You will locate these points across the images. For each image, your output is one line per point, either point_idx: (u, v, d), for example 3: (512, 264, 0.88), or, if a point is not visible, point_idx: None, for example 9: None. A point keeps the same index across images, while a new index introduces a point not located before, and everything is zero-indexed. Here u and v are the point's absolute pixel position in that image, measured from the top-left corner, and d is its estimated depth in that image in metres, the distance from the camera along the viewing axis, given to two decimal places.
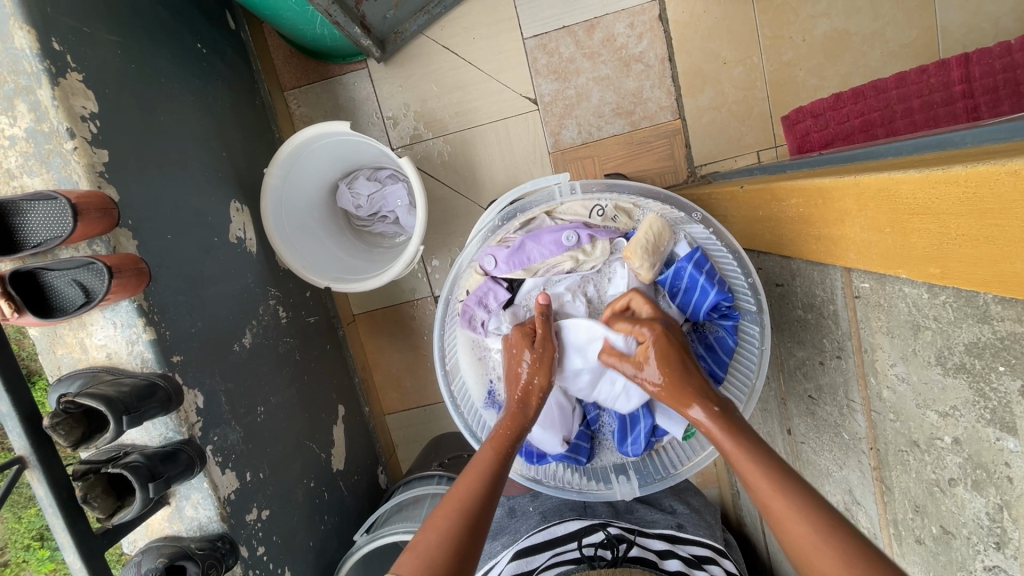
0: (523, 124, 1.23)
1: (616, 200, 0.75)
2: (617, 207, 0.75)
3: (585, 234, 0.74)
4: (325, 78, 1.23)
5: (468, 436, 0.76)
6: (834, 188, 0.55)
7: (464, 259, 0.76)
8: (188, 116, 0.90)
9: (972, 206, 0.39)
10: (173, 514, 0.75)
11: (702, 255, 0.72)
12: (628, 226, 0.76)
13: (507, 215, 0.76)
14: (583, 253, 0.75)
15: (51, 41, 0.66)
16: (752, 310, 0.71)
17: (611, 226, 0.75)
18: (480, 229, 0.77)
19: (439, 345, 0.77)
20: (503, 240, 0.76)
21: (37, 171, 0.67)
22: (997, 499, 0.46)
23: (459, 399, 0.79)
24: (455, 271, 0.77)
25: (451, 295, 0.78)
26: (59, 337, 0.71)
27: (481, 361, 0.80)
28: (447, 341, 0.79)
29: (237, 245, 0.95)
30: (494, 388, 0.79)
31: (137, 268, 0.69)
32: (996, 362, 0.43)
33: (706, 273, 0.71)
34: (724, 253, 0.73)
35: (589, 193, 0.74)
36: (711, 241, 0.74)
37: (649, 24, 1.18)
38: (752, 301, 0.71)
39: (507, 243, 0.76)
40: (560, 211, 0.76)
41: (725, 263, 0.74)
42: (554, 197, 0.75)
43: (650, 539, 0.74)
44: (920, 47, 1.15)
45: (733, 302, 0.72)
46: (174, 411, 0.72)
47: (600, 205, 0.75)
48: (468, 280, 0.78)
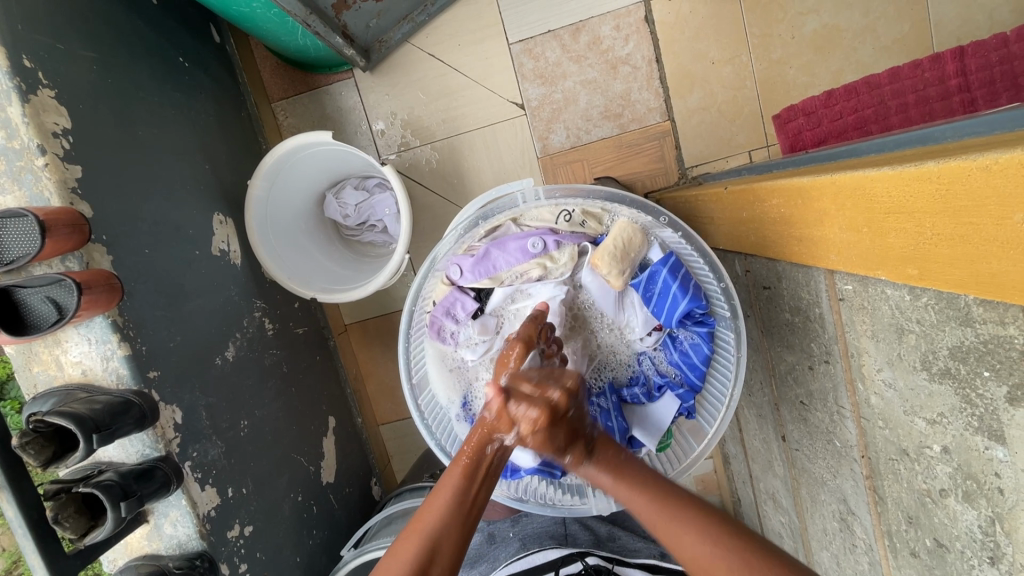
0: (511, 129, 1.22)
1: (583, 205, 0.73)
2: (585, 212, 0.74)
3: (552, 240, 0.74)
4: (311, 89, 1.23)
5: (436, 450, 0.73)
6: (813, 188, 0.53)
7: (429, 267, 0.75)
8: (168, 129, 0.89)
9: (946, 204, 0.37)
10: (152, 532, 0.74)
11: (676, 260, 0.70)
12: (598, 231, 0.75)
13: (472, 223, 0.75)
14: (551, 260, 0.74)
15: (22, 58, 0.66)
16: (726, 316, 0.69)
17: (579, 232, 0.75)
18: (447, 236, 0.76)
19: (403, 356, 0.75)
20: (469, 249, 0.75)
21: (8, 188, 0.66)
22: (989, 511, 0.44)
23: (427, 411, 0.76)
24: (420, 279, 0.76)
25: (417, 305, 0.77)
26: (34, 354, 0.70)
27: (452, 372, 0.77)
28: (413, 351, 0.77)
29: (220, 257, 0.95)
30: (466, 400, 0.76)
31: (110, 283, 0.69)
32: (981, 367, 0.41)
33: (680, 279, 0.69)
34: (696, 257, 0.71)
35: (553, 199, 0.73)
36: (682, 245, 0.72)
37: (635, 26, 1.16)
38: (726, 306, 0.69)
39: (473, 251, 0.75)
40: (526, 218, 0.75)
41: (698, 269, 0.72)
42: (518, 202, 0.74)
43: (628, 567, 0.71)
44: (914, 42, 1.12)
45: (706, 308, 0.70)
46: (150, 427, 0.71)
47: (567, 210, 0.73)
48: (435, 289, 0.77)
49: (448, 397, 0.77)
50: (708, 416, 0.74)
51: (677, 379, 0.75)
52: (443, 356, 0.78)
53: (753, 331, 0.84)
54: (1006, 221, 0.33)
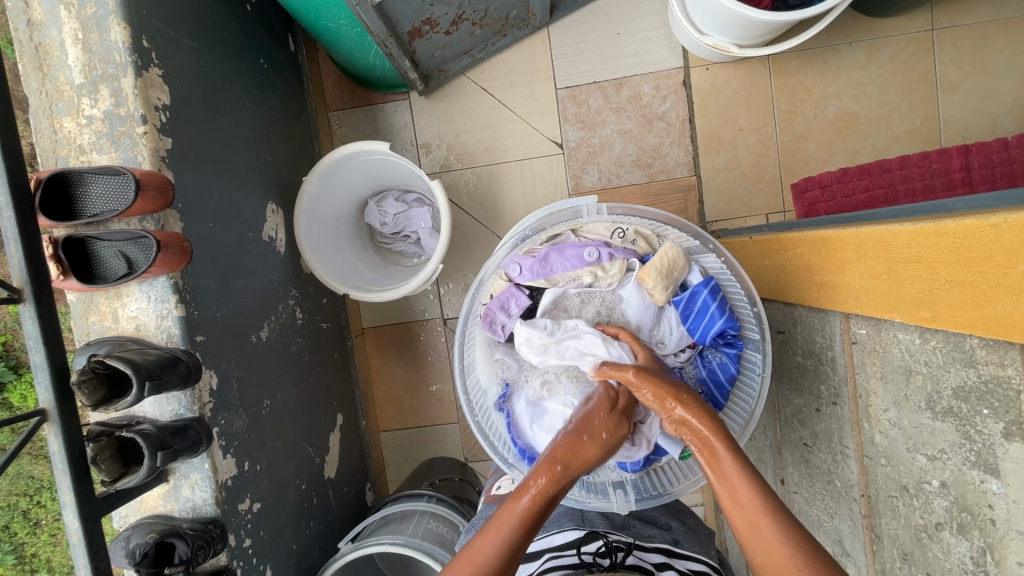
0: (547, 165, 1.31)
1: (637, 225, 0.79)
2: (638, 232, 0.80)
3: (605, 252, 0.79)
4: (368, 104, 1.32)
5: (480, 438, 0.78)
6: (837, 239, 0.60)
7: (491, 264, 0.79)
8: (244, 120, 0.97)
9: (960, 255, 0.43)
10: (169, 493, 0.76)
11: (716, 284, 0.76)
12: (646, 251, 0.80)
13: (535, 227, 0.79)
14: (602, 270, 0.79)
15: (142, 38, 0.74)
16: (756, 338, 0.75)
17: (629, 248, 0.80)
18: (508, 239, 0.80)
19: (458, 344, 0.79)
20: (530, 250, 0.80)
21: (106, 149, 0.74)
22: (980, 542, 0.48)
23: (472, 399, 0.80)
24: (480, 274, 0.80)
25: (475, 297, 0.81)
26: (94, 304, 0.75)
27: (496, 362, 0.83)
28: (466, 341, 0.80)
29: (268, 244, 1.00)
30: (506, 390, 0.83)
31: (182, 246, 0.74)
32: (981, 406, 0.46)
33: (718, 301, 0.75)
34: (734, 283, 0.76)
35: (614, 216, 0.78)
36: (723, 272, 0.78)
37: (673, 88, 1.27)
38: (756, 329, 0.75)
39: (533, 253, 0.80)
40: (585, 230, 0.80)
41: (734, 295, 0.77)
42: (581, 214, 0.78)
43: (649, 551, 0.68)
44: (924, 134, 1.23)
45: (738, 331, 0.76)
46: (190, 388, 0.74)
47: (622, 228, 0.79)
48: (492, 285, 0.81)
49: (488, 382, 0.82)
50: (728, 431, 0.78)
51: (702, 395, 0.78)
52: (492, 346, 0.83)
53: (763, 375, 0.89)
54: (1011, 269, 0.39)
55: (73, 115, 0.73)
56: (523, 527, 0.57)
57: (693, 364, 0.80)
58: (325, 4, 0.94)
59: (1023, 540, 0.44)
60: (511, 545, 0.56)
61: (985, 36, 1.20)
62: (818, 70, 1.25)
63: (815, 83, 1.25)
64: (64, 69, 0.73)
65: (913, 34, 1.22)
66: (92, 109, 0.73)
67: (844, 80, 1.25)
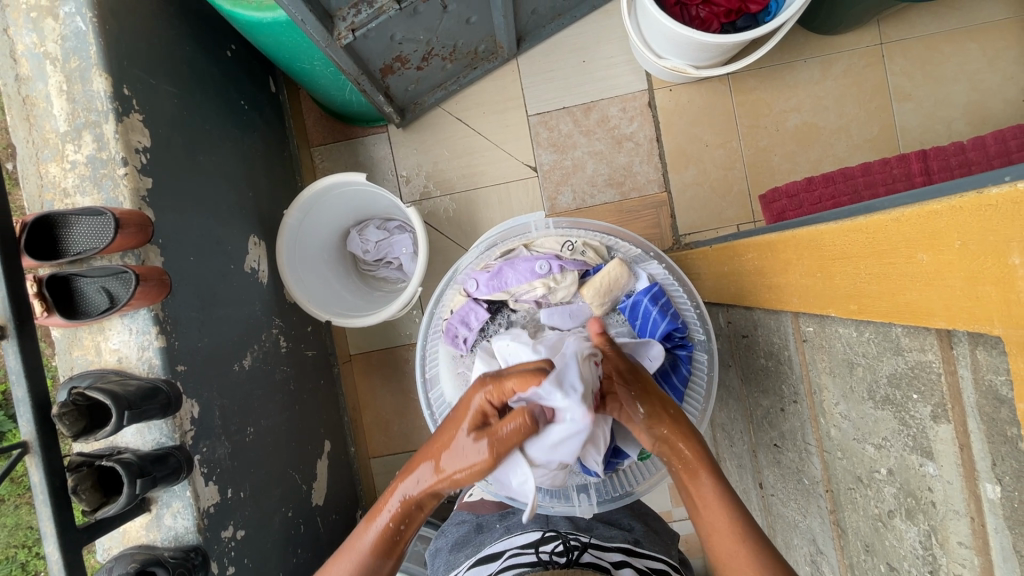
0: (524, 187, 1.36)
1: (585, 237, 0.82)
2: (587, 244, 0.82)
3: (556, 264, 0.80)
4: (348, 138, 1.38)
5: None
6: (779, 243, 0.64)
7: (449, 278, 0.83)
8: (225, 159, 1.01)
9: (872, 248, 0.47)
10: (152, 522, 0.78)
11: (659, 290, 0.77)
12: (596, 261, 0.82)
13: (490, 244, 0.84)
14: (555, 280, 0.80)
15: (123, 87, 0.79)
16: (702, 339, 0.78)
17: (579, 260, 0.81)
18: (467, 255, 0.84)
19: (419, 355, 0.83)
20: (485, 266, 0.83)
21: (89, 191, 0.78)
22: (926, 526, 0.49)
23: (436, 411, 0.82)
24: (440, 288, 0.84)
25: (435, 311, 0.85)
26: (78, 339, 0.78)
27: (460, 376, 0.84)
28: (428, 353, 0.84)
29: (251, 274, 1.03)
30: None
31: (161, 279, 0.77)
32: (911, 391, 0.48)
33: (660, 307, 0.76)
34: (677, 288, 0.79)
35: (561, 229, 0.83)
36: (669, 278, 0.80)
37: (640, 110, 1.33)
38: (701, 330, 0.78)
39: (488, 268, 0.83)
40: (536, 245, 0.83)
41: (678, 298, 0.80)
42: (530, 229, 0.84)
43: (607, 552, 0.67)
44: (883, 142, 1.28)
45: (685, 333, 0.76)
46: (171, 417, 0.77)
47: (571, 241, 0.82)
48: (452, 300, 0.85)
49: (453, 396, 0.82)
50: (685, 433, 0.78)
51: None
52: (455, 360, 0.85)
53: (734, 379, 0.91)
54: (913, 258, 0.42)
55: (57, 160, 0.78)
56: None
57: None
58: (298, 47, 1.00)
59: (961, 519, 0.45)
60: None
61: (932, 48, 1.26)
62: (776, 86, 1.31)
63: (774, 98, 1.31)
64: (49, 118, 0.77)
65: (864, 49, 1.28)
66: (76, 154, 0.77)
67: (802, 94, 1.30)
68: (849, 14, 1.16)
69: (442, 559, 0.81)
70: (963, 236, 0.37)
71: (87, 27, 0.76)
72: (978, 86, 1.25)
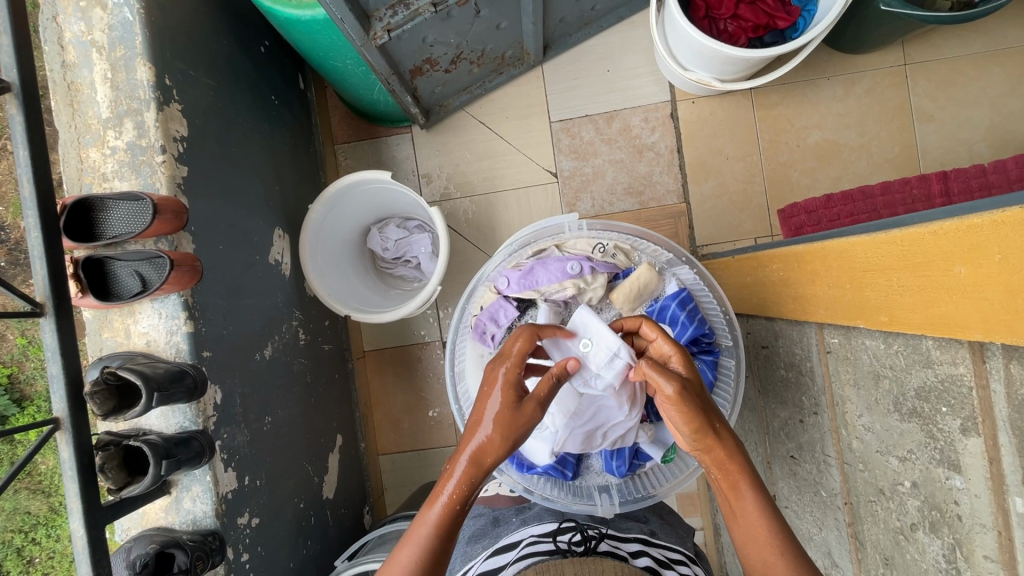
0: (543, 192, 1.37)
1: (616, 240, 0.83)
2: (617, 247, 0.83)
3: (588, 266, 0.80)
4: (372, 137, 1.39)
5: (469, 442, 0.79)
6: (806, 254, 0.65)
7: (481, 276, 0.84)
8: (255, 151, 1.03)
9: (907, 260, 0.47)
10: (171, 505, 0.79)
11: (687, 295, 0.77)
12: (625, 265, 0.83)
13: (522, 243, 0.85)
14: (585, 282, 0.80)
15: (165, 77, 0.81)
16: (729, 344, 0.78)
17: (610, 262, 0.82)
18: (499, 252, 0.85)
19: (449, 350, 0.84)
20: (517, 264, 0.84)
21: (127, 176, 0.80)
22: (950, 539, 0.50)
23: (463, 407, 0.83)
24: (471, 286, 0.85)
25: (465, 308, 0.86)
26: (108, 321, 0.79)
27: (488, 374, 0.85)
28: (457, 349, 0.85)
29: (275, 266, 1.04)
30: None
31: (193, 265, 0.79)
32: (940, 404, 0.49)
33: (688, 312, 0.76)
34: (707, 294, 0.80)
35: (593, 231, 0.84)
36: (698, 284, 0.81)
37: (661, 120, 1.34)
38: (729, 336, 0.78)
39: (520, 267, 0.83)
40: (568, 245, 0.84)
41: (707, 304, 0.80)
42: (564, 230, 0.84)
43: (625, 542, 0.68)
44: (904, 161, 1.29)
45: (712, 338, 0.77)
46: (196, 401, 0.78)
47: (602, 243, 0.83)
48: (482, 296, 0.86)
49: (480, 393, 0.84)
50: None
51: None
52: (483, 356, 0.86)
53: (751, 390, 0.91)
54: (950, 272, 0.43)
55: (98, 145, 0.80)
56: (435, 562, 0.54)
57: None
58: (333, 46, 1.02)
59: (987, 533, 0.46)
60: (430, 555, 0.54)
61: (956, 70, 1.27)
62: (798, 103, 1.32)
63: (796, 114, 1.32)
64: (92, 105, 0.80)
65: (887, 69, 1.29)
66: (116, 140, 0.79)
67: (824, 111, 1.31)
68: (874, 33, 1.17)
69: (457, 550, 0.81)
70: (1004, 250, 0.38)
71: (134, 18, 0.79)
72: (1001, 110, 1.26)
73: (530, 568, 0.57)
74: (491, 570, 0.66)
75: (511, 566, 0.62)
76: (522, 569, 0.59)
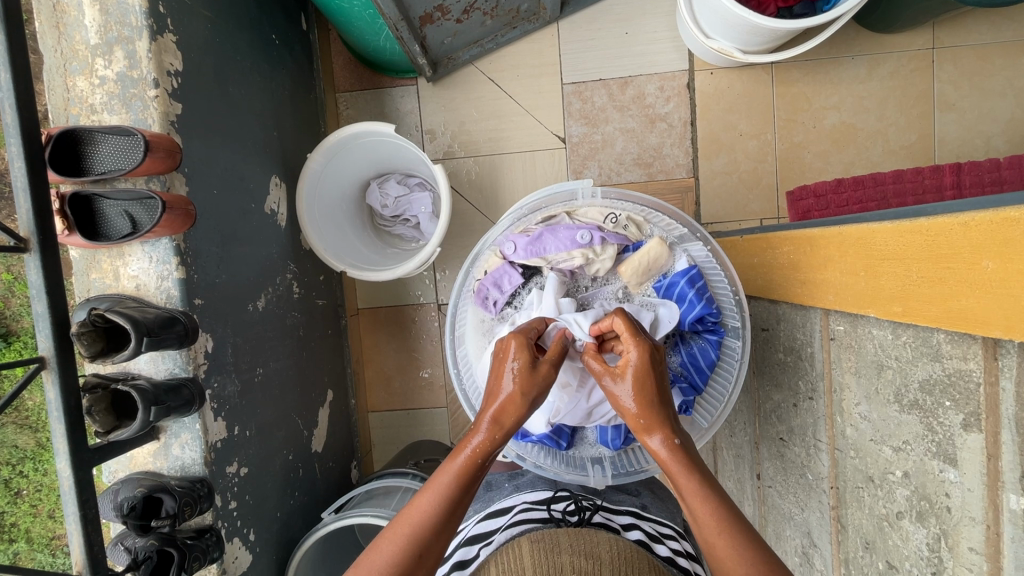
0: (550, 157, 1.33)
1: (629, 211, 0.81)
2: (630, 218, 0.80)
3: (598, 236, 0.79)
4: (376, 87, 1.34)
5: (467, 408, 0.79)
6: (821, 238, 0.63)
7: (486, 241, 0.82)
8: (254, 93, 0.98)
9: (930, 251, 0.46)
10: (160, 450, 0.78)
11: (697, 273, 0.76)
12: (637, 237, 0.81)
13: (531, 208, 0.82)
14: (593, 252, 0.79)
15: (159, 4, 0.76)
16: (736, 326, 0.76)
17: (621, 234, 0.80)
18: (506, 216, 0.83)
19: (450, 314, 0.82)
20: (525, 230, 0.82)
21: (117, 110, 0.75)
22: (936, 529, 0.50)
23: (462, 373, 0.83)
24: (476, 250, 0.83)
25: (469, 272, 0.83)
26: (97, 261, 0.77)
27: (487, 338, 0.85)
28: (458, 313, 0.83)
29: (270, 216, 1.01)
30: None
31: (186, 209, 0.75)
32: (944, 398, 0.48)
33: (697, 289, 0.75)
34: (718, 272, 0.78)
35: (608, 200, 0.80)
36: (709, 262, 0.79)
37: (677, 90, 1.29)
38: (737, 317, 0.76)
39: (527, 233, 0.81)
40: (579, 213, 0.82)
41: (717, 282, 0.79)
42: (576, 197, 0.81)
43: (616, 514, 0.68)
44: (919, 150, 1.26)
45: (718, 318, 0.77)
46: (186, 348, 0.76)
47: (615, 213, 0.80)
48: (486, 261, 0.84)
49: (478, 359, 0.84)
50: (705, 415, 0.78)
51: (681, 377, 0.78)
52: (483, 319, 0.85)
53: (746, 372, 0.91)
54: (977, 264, 0.42)
55: (86, 74, 0.75)
56: (450, 509, 0.54)
57: (673, 349, 0.80)
58: None
59: (975, 526, 0.46)
60: (450, 500, 0.54)
61: (984, 59, 1.23)
62: (820, 82, 1.27)
63: (816, 93, 1.28)
64: (80, 29, 0.74)
65: (914, 52, 1.25)
66: (106, 70, 0.75)
67: (844, 92, 1.27)
68: (907, 12, 1.12)
69: None
70: None
71: None
72: None
73: (524, 534, 0.58)
74: (482, 535, 0.65)
75: (504, 531, 0.61)
76: (514, 533, 0.59)
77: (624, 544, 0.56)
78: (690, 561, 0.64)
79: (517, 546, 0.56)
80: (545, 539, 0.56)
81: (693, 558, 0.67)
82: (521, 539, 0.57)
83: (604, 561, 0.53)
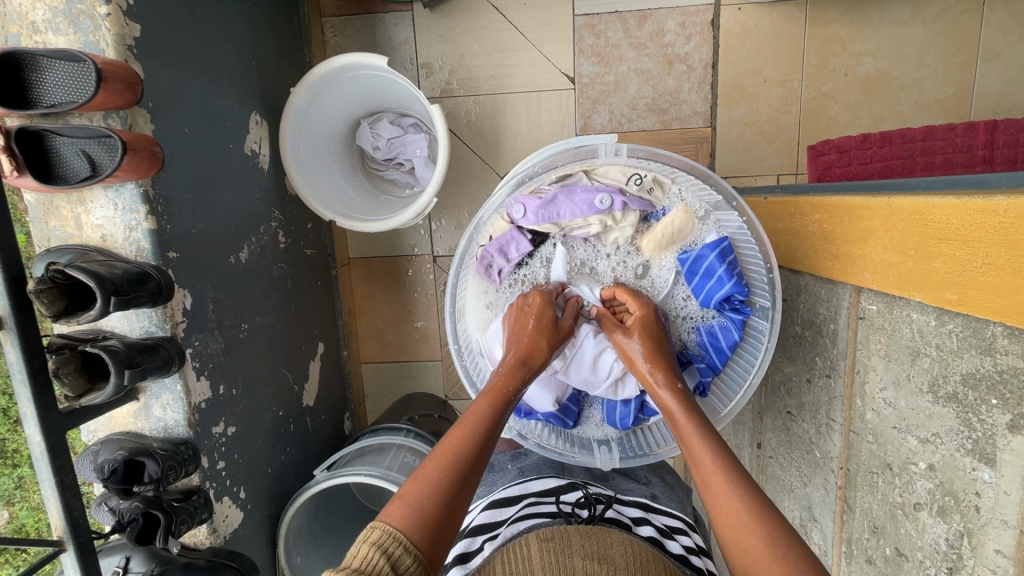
0: (557, 100, 1.22)
1: (655, 171, 0.72)
2: (655, 180, 0.73)
3: (619, 201, 0.72)
4: (366, 12, 1.20)
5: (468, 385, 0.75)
6: (862, 208, 0.57)
7: (493, 204, 0.74)
8: (227, 14, 0.86)
9: (1005, 236, 0.41)
10: (140, 411, 0.75)
11: (728, 246, 0.71)
12: (660, 202, 0.74)
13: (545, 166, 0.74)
14: (612, 219, 0.73)
15: None
16: (766, 305, 0.70)
17: (644, 199, 0.73)
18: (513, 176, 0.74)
19: (452, 284, 0.75)
20: (536, 191, 0.74)
21: (63, 30, 0.65)
22: (959, 526, 0.48)
23: (462, 345, 0.78)
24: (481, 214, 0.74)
25: (473, 238, 0.75)
26: (55, 208, 0.69)
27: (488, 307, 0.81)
28: (459, 282, 0.77)
29: (251, 158, 0.92)
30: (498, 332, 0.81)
31: (150, 150, 0.67)
32: (990, 396, 0.45)
33: (727, 264, 0.70)
34: (751, 244, 0.70)
35: (632, 159, 0.71)
36: (741, 232, 0.71)
37: (700, 27, 1.17)
38: (767, 295, 0.70)
39: (540, 194, 0.74)
40: (599, 172, 0.74)
41: (748, 254, 0.72)
42: (597, 154, 0.71)
43: (626, 506, 0.66)
44: (955, 104, 1.16)
45: (746, 296, 0.72)
46: (162, 305, 0.70)
47: (639, 174, 0.72)
48: (492, 225, 0.76)
49: (478, 329, 0.80)
50: (722, 397, 0.76)
51: (699, 355, 0.77)
52: (484, 286, 0.80)
53: None
54: None
55: None
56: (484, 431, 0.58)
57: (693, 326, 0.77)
58: None
59: (1005, 529, 0.45)
60: (484, 422, 0.59)
61: None
62: (857, 23, 1.15)
63: (851, 36, 1.16)
64: None
65: None
66: None
67: (882, 36, 1.16)
68: None
69: None
70: None
71: None
72: None
73: (534, 531, 0.55)
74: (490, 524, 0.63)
75: (512, 526, 0.59)
76: (523, 530, 0.57)
77: (640, 546, 0.54)
78: (702, 557, 0.62)
79: (526, 544, 0.53)
80: (557, 539, 0.53)
81: (705, 552, 0.65)
82: (530, 537, 0.54)
83: (619, 566, 0.50)
